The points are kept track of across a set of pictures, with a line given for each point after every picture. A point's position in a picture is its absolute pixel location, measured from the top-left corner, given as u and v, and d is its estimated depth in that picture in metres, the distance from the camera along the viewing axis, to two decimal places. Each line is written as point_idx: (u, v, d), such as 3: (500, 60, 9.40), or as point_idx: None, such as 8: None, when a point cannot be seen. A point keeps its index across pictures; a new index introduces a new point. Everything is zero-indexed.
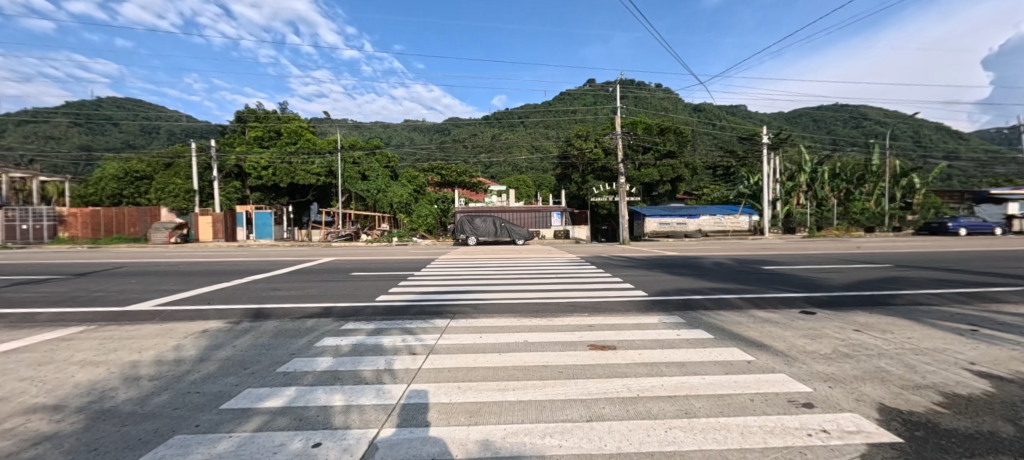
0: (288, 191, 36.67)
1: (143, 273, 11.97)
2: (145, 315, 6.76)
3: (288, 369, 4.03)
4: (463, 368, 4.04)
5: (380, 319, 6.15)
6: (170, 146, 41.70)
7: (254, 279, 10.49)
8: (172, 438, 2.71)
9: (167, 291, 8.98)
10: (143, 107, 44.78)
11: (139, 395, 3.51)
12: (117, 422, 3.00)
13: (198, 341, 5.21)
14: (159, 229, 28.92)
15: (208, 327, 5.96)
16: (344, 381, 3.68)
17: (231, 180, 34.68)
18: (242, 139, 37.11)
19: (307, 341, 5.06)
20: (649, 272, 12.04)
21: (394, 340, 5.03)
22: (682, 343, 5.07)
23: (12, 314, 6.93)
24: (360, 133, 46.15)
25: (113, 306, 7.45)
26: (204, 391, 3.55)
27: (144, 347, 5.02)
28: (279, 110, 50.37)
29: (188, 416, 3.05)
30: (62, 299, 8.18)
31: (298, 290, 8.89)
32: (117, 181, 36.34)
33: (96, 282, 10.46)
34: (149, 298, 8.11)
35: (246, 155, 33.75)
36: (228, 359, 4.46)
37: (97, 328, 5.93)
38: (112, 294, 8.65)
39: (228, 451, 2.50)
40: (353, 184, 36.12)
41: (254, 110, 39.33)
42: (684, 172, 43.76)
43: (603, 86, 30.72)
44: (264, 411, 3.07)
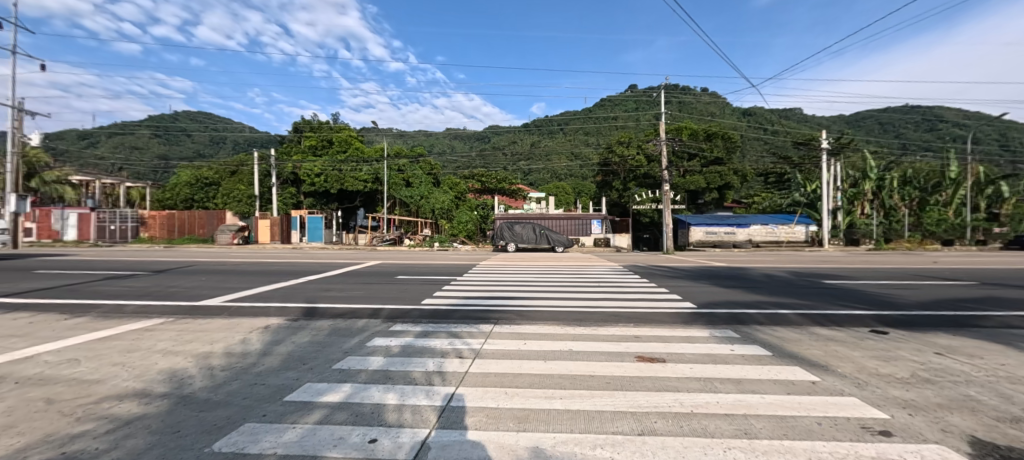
0: (338, 197, 38.64)
1: (212, 271, 13.04)
2: (214, 310, 7.33)
3: (343, 366, 4.22)
4: (509, 374, 4.06)
5: (426, 322, 6.32)
6: (235, 155, 45.44)
7: (309, 280, 11.13)
8: (243, 425, 2.93)
9: (232, 289, 9.70)
10: (214, 120, 49.33)
11: (213, 383, 3.82)
12: (195, 407, 3.28)
13: (260, 337, 5.55)
14: (224, 230, 31.33)
15: (269, 323, 6.38)
16: (396, 381, 3.82)
17: (287, 187, 37.30)
18: (299, 147, 39.74)
19: (359, 341, 5.28)
20: (695, 282, 11.59)
21: (441, 343, 5.13)
22: (736, 358, 4.82)
23: (105, 305, 7.77)
24: (404, 141, 47.89)
25: (188, 301, 8.17)
26: (269, 383, 3.79)
27: (215, 339, 5.45)
28: (332, 121, 53.67)
29: (256, 406, 3.27)
30: (144, 293, 9.06)
31: (348, 292, 9.33)
32: (190, 187, 39.87)
33: (172, 278, 11.49)
34: (217, 295, 8.82)
35: (302, 162, 36.11)
36: (288, 354, 4.74)
37: (174, 320, 6.51)
38: (186, 290, 9.47)
39: (294, 442, 2.65)
40: (397, 190, 37.22)
41: (310, 121, 41.99)
42: (733, 180, 41.83)
43: (646, 91, 30.00)
44: (324, 405, 3.23)
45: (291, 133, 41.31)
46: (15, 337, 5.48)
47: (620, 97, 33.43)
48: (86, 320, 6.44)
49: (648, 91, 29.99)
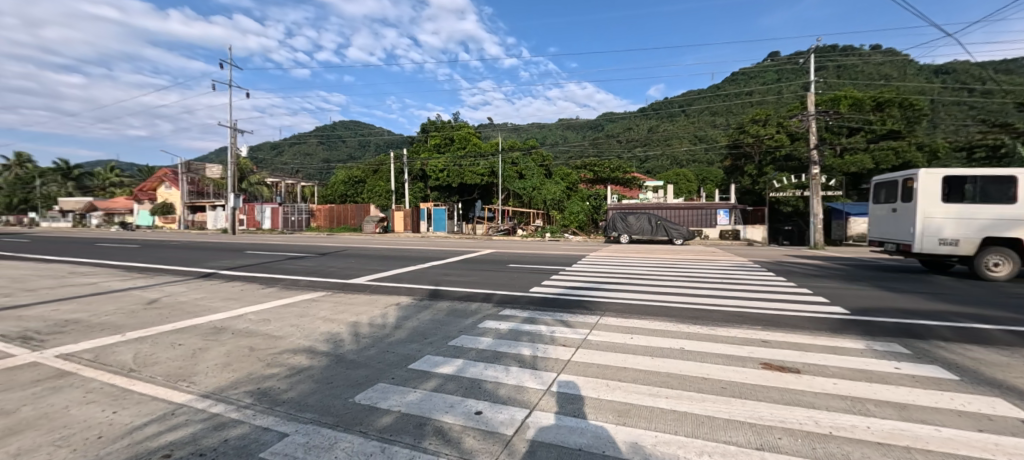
0: (458, 190, 41.97)
1: (361, 255, 15.51)
2: (361, 287, 8.74)
3: (457, 344, 4.65)
4: (613, 366, 3.98)
5: (533, 309, 6.55)
6: (377, 156, 52.67)
7: (433, 265, 12.47)
8: (378, 384, 3.47)
9: (375, 270, 11.41)
10: (362, 127, 57.98)
11: (357, 348, 4.59)
12: (344, 365, 4.00)
13: (393, 312, 6.42)
14: (369, 221, 36.75)
15: (401, 300, 7.36)
16: (502, 361, 4.07)
17: (417, 182, 41.78)
18: (426, 146, 44.26)
19: (472, 322, 5.74)
20: (851, 283, 9.67)
21: (547, 331, 5.24)
22: (900, 379, 3.92)
23: (288, 279, 9.88)
24: (518, 135, 49.48)
25: (342, 279, 9.89)
26: (398, 352, 4.39)
27: (360, 311, 6.52)
28: (455, 121, 58.40)
29: (386, 370, 3.83)
30: (313, 271, 11.26)
31: (465, 277, 10.16)
32: (345, 185, 47.71)
33: (332, 260, 14.01)
34: (363, 275, 10.49)
35: (429, 160, 40.13)
36: (414, 329, 5.41)
37: (331, 294, 7.94)
38: (342, 270, 11.48)
39: (415, 404, 3.05)
40: (511, 183, 38.70)
41: (435, 122, 46.40)
42: (917, 158, 33.24)
43: (790, 58, 25.60)
44: (440, 376, 3.63)
45: (419, 134, 46.26)
46: (233, 299, 7.37)
47: (755, 69, 29.28)
48: (276, 290, 8.31)
49: (794, 58, 25.51)
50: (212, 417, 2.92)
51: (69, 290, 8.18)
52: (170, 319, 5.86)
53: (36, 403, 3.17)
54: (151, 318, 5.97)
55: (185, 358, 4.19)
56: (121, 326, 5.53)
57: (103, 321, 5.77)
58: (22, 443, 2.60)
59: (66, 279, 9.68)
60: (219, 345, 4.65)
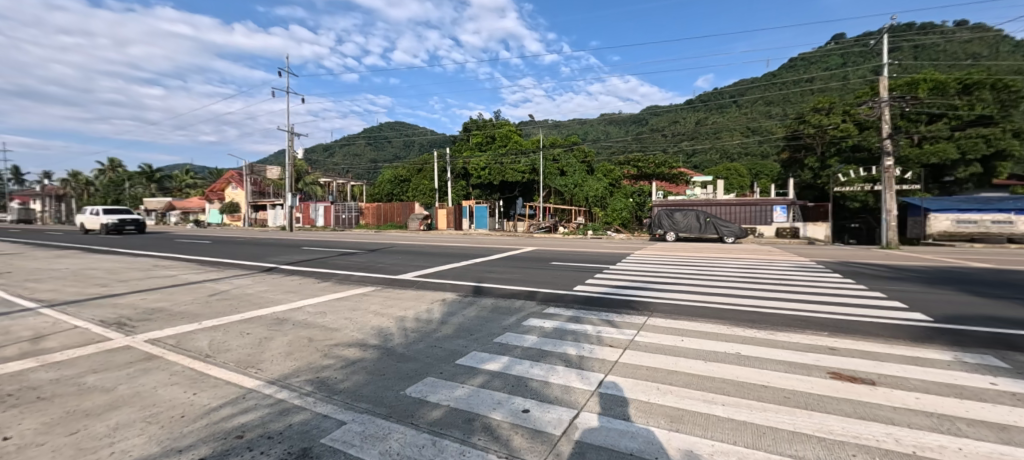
0: (499, 188, 42.24)
1: (407, 252, 16.05)
2: (408, 283, 9.05)
3: (502, 341, 4.68)
4: (663, 369, 3.84)
5: (578, 308, 6.48)
6: (420, 155, 54.16)
7: (476, 262, 12.65)
8: (427, 378, 3.56)
9: (421, 267, 11.77)
10: (406, 128, 59.90)
11: (406, 342, 4.75)
12: (394, 358, 4.15)
13: (439, 308, 6.59)
14: (414, 218, 37.91)
15: (446, 296, 7.55)
16: (548, 360, 4.05)
17: (459, 181, 42.57)
18: (468, 145, 45.01)
19: (516, 319, 5.76)
20: (932, 287, 8.74)
21: (592, 330, 5.16)
22: (995, 396, 3.48)
23: (341, 274, 10.43)
24: (558, 132, 49.06)
25: (391, 274, 10.29)
26: (445, 347, 4.49)
27: (408, 306, 6.75)
28: (496, 118, 58.92)
29: (434, 364, 3.92)
30: (363, 267, 11.80)
31: (508, 274, 10.24)
32: (391, 184, 49.58)
33: (380, 256, 14.59)
34: (410, 271, 10.86)
35: (471, 158, 40.71)
36: (460, 325, 5.52)
37: (381, 289, 8.28)
38: (390, 266, 11.94)
39: (463, 399, 3.11)
40: (552, 180, 38.48)
41: (477, 120, 46.98)
42: (1013, 146, 29.39)
43: (859, 39, 23.45)
44: (486, 372, 3.67)
45: (461, 133, 47.03)
46: (293, 292, 7.88)
47: (817, 54, 27.11)
48: (330, 285, 8.78)
49: (863, 39, 23.35)
50: (278, 403, 3.12)
51: (155, 282, 9.10)
52: (239, 309, 6.37)
53: (130, 383, 3.55)
54: (224, 308, 6.52)
55: (253, 346, 4.52)
56: (198, 314, 6.08)
57: (184, 309, 6.39)
58: (121, 418, 2.92)
59: (152, 272, 10.77)
60: (281, 334, 4.99)
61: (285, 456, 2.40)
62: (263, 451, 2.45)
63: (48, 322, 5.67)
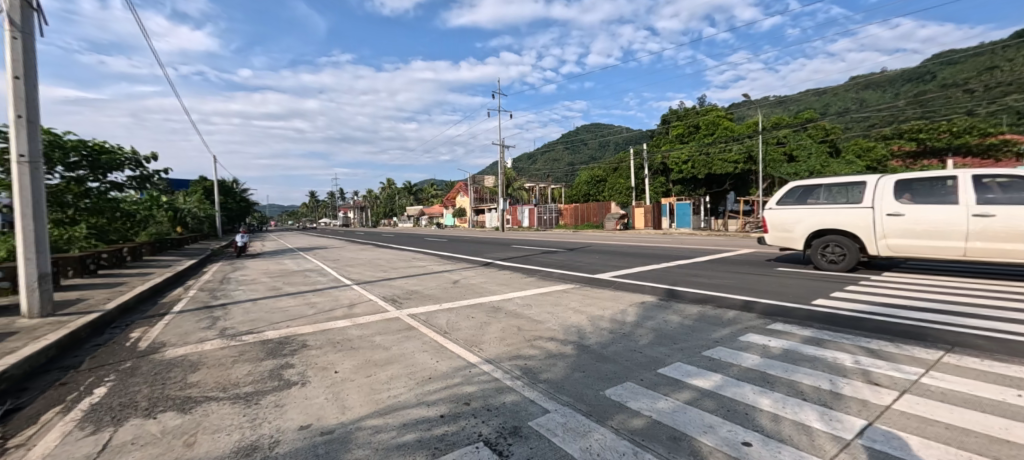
0: (706, 182, 38.11)
1: (604, 251, 16.12)
2: (605, 283, 9.08)
3: (713, 355, 4.14)
4: (984, 435, 2.59)
5: (818, 328, 5.11)
6: (615, 155, 53.75)
7: (678, 264, 11.61)
8: (626, 383, 3.45)
9: (618, 267, 11.63)
10: (601, 129, 60.89)
11: (604, 342, 4.73)
12: (592, 357, 4.19)
13: (636, 311, 6.34)
14: (610, 218, 38.02)
15: (644, 299, 7.20)
16: (774, 388, 3.34)
17: (658, 177, 40.76)
18: (667, 138, 42.07)
19: (730, 333, 4.99)
20: None
21: (845, 360, 3.97)
22: None
23: (544, 271, 11.32)
24: (784, 109, 40.57)
25: (587, 274, 10.54)
26: (645, 353, 4.26)
27: (605, 306, 6.74)
28: (700, 105, 53.15)
29: (634, 370, 3.77)
30: (564, 265, 12.40)
31: (717, 279, 8.99)
32: (588, 184, 51.13)
33: (580, 255, 15.14)
34: (607, 271, 10.86)
35: (670, 152, 37.82)
36: (659, 331, 5.16)
37: (578, 287, 8.60)
38: (588, 265, 12.21)
39: (666, 413, 2.87)
40: (777, 168, 32.48)
41: (677, 110, 43.44)
42: None
43: None
44: (693, 388, 3.30)
45: (660, 127, 44.31)
46: (505, 285, 9.03)
47: None
48: (534, 280, 9.64)
49: None
50: (493, 381, 3.59)
51: (413, 270, 11.90)
52: (466, 296, 7.72)
53: (399, 345, 4.75)
54: (455, 294, 7.99)
55: (475, 329, 5.38)
56: (439, 298, 7.63)
57: (430, 293, 8.16)
58: (392, 371, 3.92)
59: (411, 262, 14.11)
60: (496, 321, 5.77)
61: (500, 429, 2.74)
62: (483, 420, 2.85)
63: (357, 296, 8.14)
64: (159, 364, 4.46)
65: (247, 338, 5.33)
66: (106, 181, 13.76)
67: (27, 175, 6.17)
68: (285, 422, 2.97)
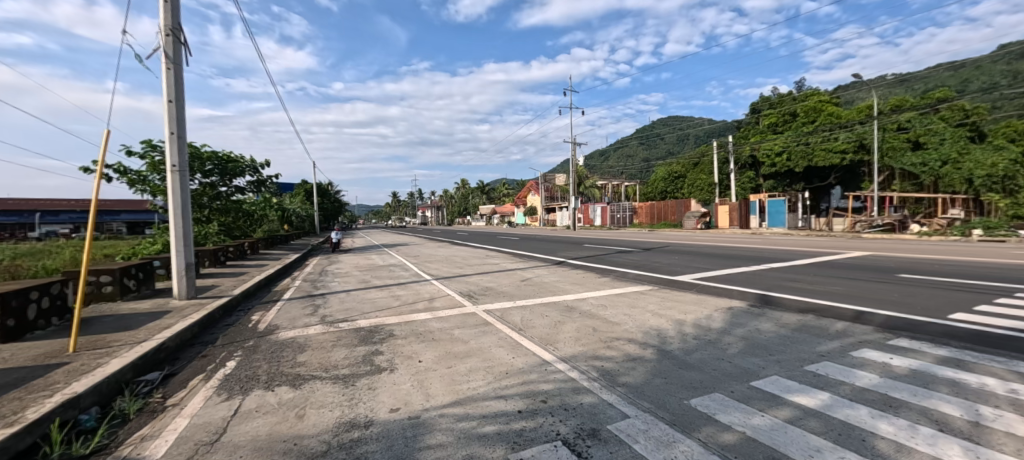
0: (804, 176, 33.92)
1: (684, 252, 15.12)
2: (686, 285, 8.53)
3: (818, 371, 3.68)
4: None
5: (959, 347, 4.27)
6: (696, 148, 50.18)
7: (773, 267, 10.47)
8: (714, 393, 3.22)
9: (701, 269, 10.83)
10: (680, 122, 57.44)
11: (687, 348, 4.44)
12: (675, 363, 3.95)
13: (722, 317, 5.85)
14: (690, 216, 35.64)
15: (733, 304, 6.61)
16: (900, 413, 2.87)
17: (746, 171, 37.32)
18: (757, 128, 38.23)
19: (839, 347, 4.38)
20: None
21: (998, 387, 3.27)
22: None
23: (619, 271, 10.95)
24: (906, 89, 34.70)
25: (667, 275, 9.97)
26: (735, 363, 3.92)
27: (688, 310, 6.32)
28: (798, 90, 47.55)
29: (723, 380, 3.49)
30: (640, 266, 11.87)
31: (822, 286, 7.95)
32: (665, 181, 48.52)
33: (657, 256, 14.38)
34: (689, 273, 10.16)
35: (761, 143, 34.30)
36: (751, 339, 4.70)
37: (657, 289, 8.20)
38: (667, 266, 11.53)
39: (762, 431, 2.61)
40: (897, 158, 28.02)
41: (769, 97, 39.30)
42: None
43: None
44: (794, 406, 2.96)
45: (748, 116, 40.54)
46: (579, 284, 8.89)
47: None
48: (609, 281, 9.37)
49: None
50: (570, 380, 3.56)
51: (487, 267, 12.26)
52: (540, 294, 7.74)
53: (477, 339, 4.94)
54: (529, 292, 8.07)
55: (549, 327, 5.38)
56: (513, 295, 7.76)
57: (504, 290, 8.33)
58: (471, 364, 4.08)
59: (486, 260, 14.53)
60: (571, 320, 5.71)
61: (578, 429, 2.71)
62: (561, 420, 2.84)
63: (436, 290, 8.59)
64: (275, 344, 5.13)
65: (344, 325, 5.91)
66: (231, 185, 16.18)
67: (178, 181, 7.44)
68: (377, 405, 3.23)
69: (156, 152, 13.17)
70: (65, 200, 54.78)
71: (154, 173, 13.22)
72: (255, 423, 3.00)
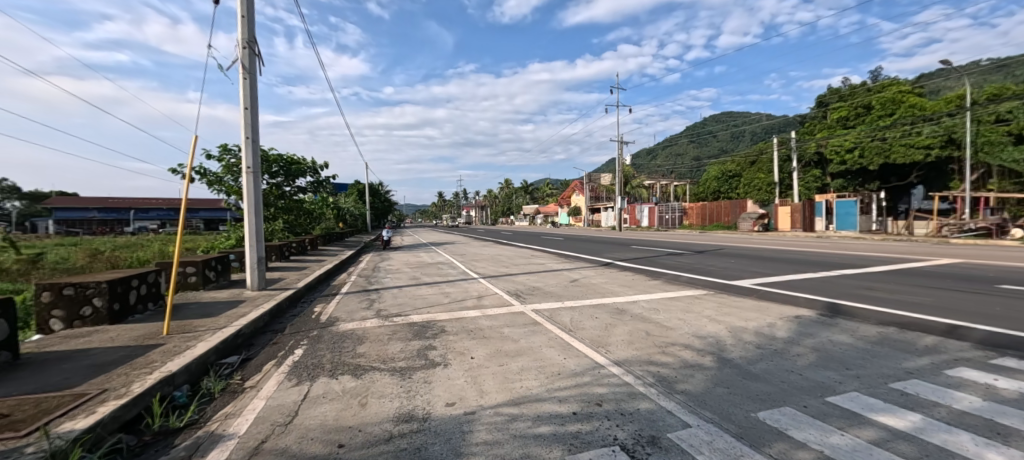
0: (879, 174, 30.88)
1: (741, 255, 14.29)
2: (745, 291, 8.05)
3: (905, 390, 3.32)
4: None
5: None
6: (753, 146, 47.33)
7: (844, 274, 9.62)
8: (783, 407, 3.01)
9: (761, 273, 10.18)
10: (735, 117, 54.43)
11: (750, 357, 4.18)
12: (738, 373, 3.73)
13: (788, 326, 5.46)
14: (746, 218, 33.68)
15: (800, 313, 6.15)
16: (1012, 443, 2.52)
17: (811, 170, 34.69)
18: (824, 123, 35.36)
19: (930, 364, 3.93)
20: None
21: None
22: None
23: (670, 274, 10.54)
24: (1007, 75, 30.60)
25: (723, 279, 9.47)
26: (806, 376, 3.63)
27: (749, 317, 5.96)
28: (871, 81, 43.44)
29: (793, 394, 3.24)
30: (692, 269, 11.35)
31: (905, 296, 7.17)
32: (718, 181, 46.21)
33: (711, 259, 13.70)
34: (747, 277, 9.59)
35: (829, 139, 31.71)
36: (823, 351, 4.34)
37: (713, 294, 7.80)
38: (723, 270, 10.94)
39: (842, 451, 2.40)
40: (994, 154, 24.81)
41: (838, 89, 36.20)
42: None
43: None
44: (880, 426, 2.69)
45: (814, 110, 37.47)
46: (628, 287, 8.66)
47: None
48: (660, 284, 9.05)
49: None
50: (625, 385, 3.47)
51: (533, 267, 12.26)
52: (588, 296, 7.63)
53: (527, 339, 4.94)
54: (576, 293, 7.97)
55: (600, 329, 5.28)
56: (561, 296, 7.70)
57: (552, 290, 8.29)
58: (522, 363, 4.09)
59: (531, 260, 14.55)
60: (622, 323, 5.57)
61: (636, 436, 2.63)
62: (618, 424, 2.78)
63: (484, 288, 8.71)
64: (336, 335, 5.44)
65: (398, 319, 6.16)
66: (294, 185, 17.34)
67: (251, 182, 8.06)
68: (433, 398, 3.32)
69: (230, 155, 14.37)
70: (156, 200, 61.49)
71: (229, 174, 14.45)
72: (322, 409, 3.19)
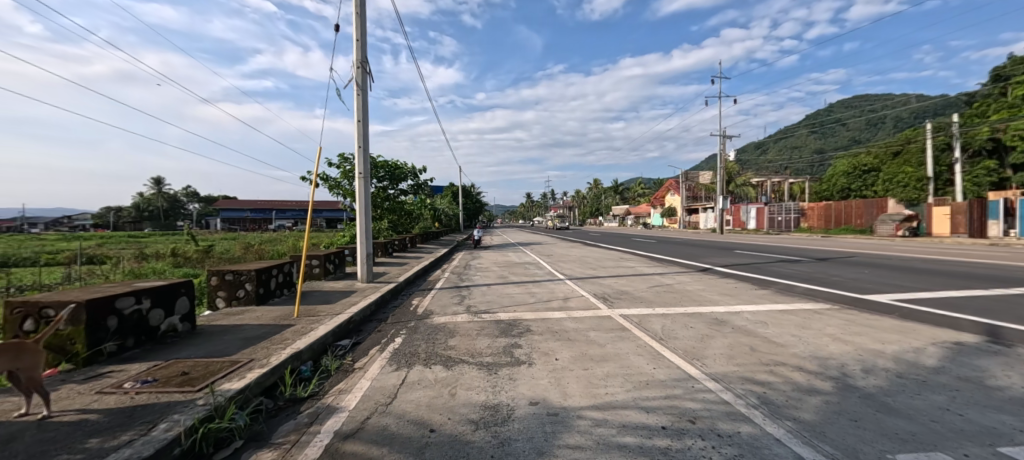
0: None
1: (877, 264, 12.07)
2: (883, 308, 6.75)
3: None
4: None
5: None
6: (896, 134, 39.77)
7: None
8: (933, 452, 2.46)
9: (906, 287, 8.47)
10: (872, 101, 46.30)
11: (886, 386, 3.50)
12: (871, 404, 3.15)
13: (945, 353, 4.44)
14: (887, 221, 28.28)
15: (962, 338, 4.96)
16: None
17: (982, 160, 28.22)
18: (1001, 102, 28.18)
19: None
20: None
21: None
22: None
23: (784, 283, 9.31)
24: None
25: (853, 292, 8.08)
26: (970, 418, 2.92)
27: (887, 339, 4.99)
28: None
29: (951, 438, 2.63)
30: (810, 279, 9.89)
31: None
32: (847, 176, 39.84)
33: (837, 267, 11.81)
34: (887, 291, 8.05)
35: (1010, 121, 25.21)
36: (997, 389, 3.45)
37: (839, 309, 6.70)
38: (853, 281, 9.32)
39: None
40: None
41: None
42: None
43: None
44: None
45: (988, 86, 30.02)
46: (730, 295, 7.86)
47: None
48: (770, 294, 8.05)
49: None
50: (723, 404, 3.16)
51: (623, 270, 11.81)
52: (683, 303, 7.10)
53: (614, 345, 4.79)
54: (670, 299, 7.48)
55: (696, 340, 4.89)
56: (651, 302, 7.29)
57: (642, 296, 7.89)
58: (608, 369, 3.97)
59: (621, 262, 14.05)
60: (722, 335, 5.09)
61: None
62: (714, 446, 2.54)
63: (571, 290, 8.63)
64: (431, 327, 5.85)
65: (486, 316, 6.41)
66: (397, 188, 19.09)
67: (362, 186, 9.08)
68: (518, 395, 3.40)
69: (347, 163, 16.37)
70: (292, 202, 72.67)
71: (346, 180, 16.44)
72: (417, 394, 3.45)
